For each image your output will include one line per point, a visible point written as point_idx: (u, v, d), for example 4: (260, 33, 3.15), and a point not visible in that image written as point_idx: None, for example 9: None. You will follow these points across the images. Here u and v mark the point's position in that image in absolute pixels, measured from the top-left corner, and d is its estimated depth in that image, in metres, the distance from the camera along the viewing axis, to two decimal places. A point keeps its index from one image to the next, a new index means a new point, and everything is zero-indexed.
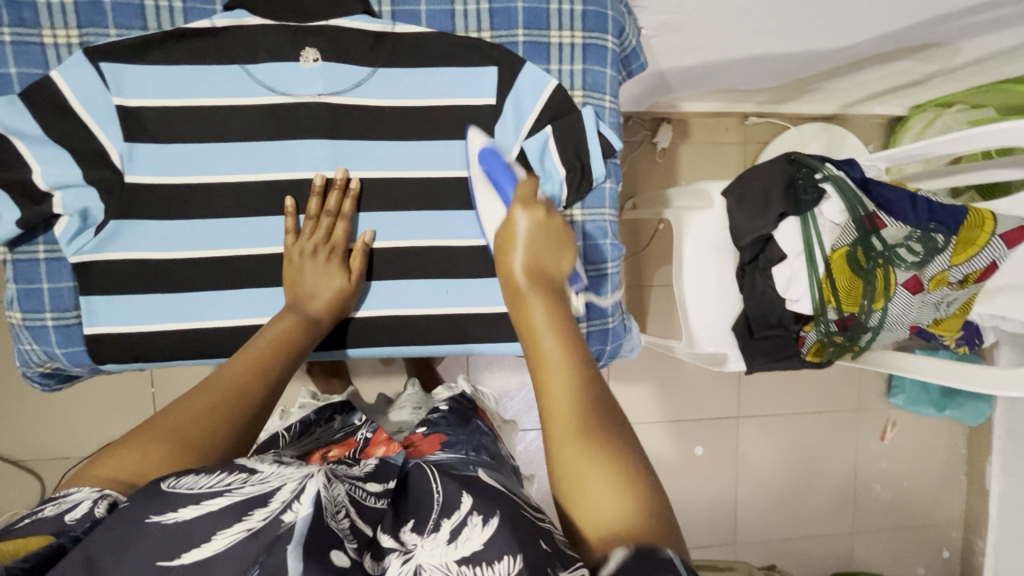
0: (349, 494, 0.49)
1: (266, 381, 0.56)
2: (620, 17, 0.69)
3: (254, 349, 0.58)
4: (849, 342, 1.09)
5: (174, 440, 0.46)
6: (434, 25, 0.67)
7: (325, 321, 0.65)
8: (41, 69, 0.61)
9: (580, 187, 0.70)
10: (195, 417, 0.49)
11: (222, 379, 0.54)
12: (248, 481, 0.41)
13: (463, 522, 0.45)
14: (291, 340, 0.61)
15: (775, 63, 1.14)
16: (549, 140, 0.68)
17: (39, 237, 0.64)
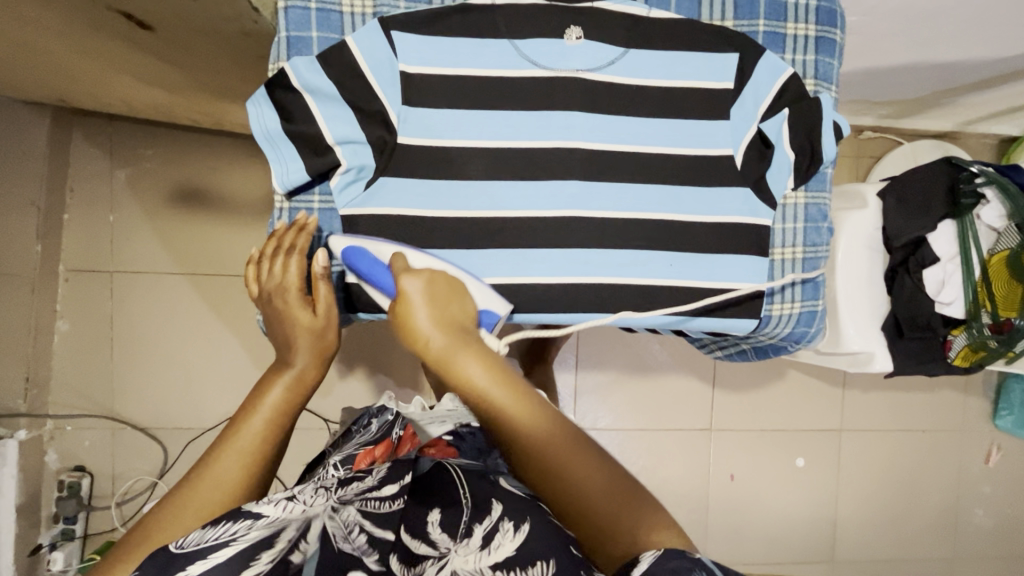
0: (360, 509, 0.56)
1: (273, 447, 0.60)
2: (845, 15, 0.75)
3: (257, 419, 0.60)
4: (1005, 347, 1.09)
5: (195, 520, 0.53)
6: (681, 11, 0.72)
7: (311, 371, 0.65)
8: (337, 35, 0.67)
9: (807, 169, 0.73)
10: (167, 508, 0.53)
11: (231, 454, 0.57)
12: (253, 526, 0.49)
13: (495, 527, 0.51)
14: (283, 402, 0.62)
15: (922, 75, 1.18)
16: (786, 123, 0.72)
17: (315, 188, 0.69)
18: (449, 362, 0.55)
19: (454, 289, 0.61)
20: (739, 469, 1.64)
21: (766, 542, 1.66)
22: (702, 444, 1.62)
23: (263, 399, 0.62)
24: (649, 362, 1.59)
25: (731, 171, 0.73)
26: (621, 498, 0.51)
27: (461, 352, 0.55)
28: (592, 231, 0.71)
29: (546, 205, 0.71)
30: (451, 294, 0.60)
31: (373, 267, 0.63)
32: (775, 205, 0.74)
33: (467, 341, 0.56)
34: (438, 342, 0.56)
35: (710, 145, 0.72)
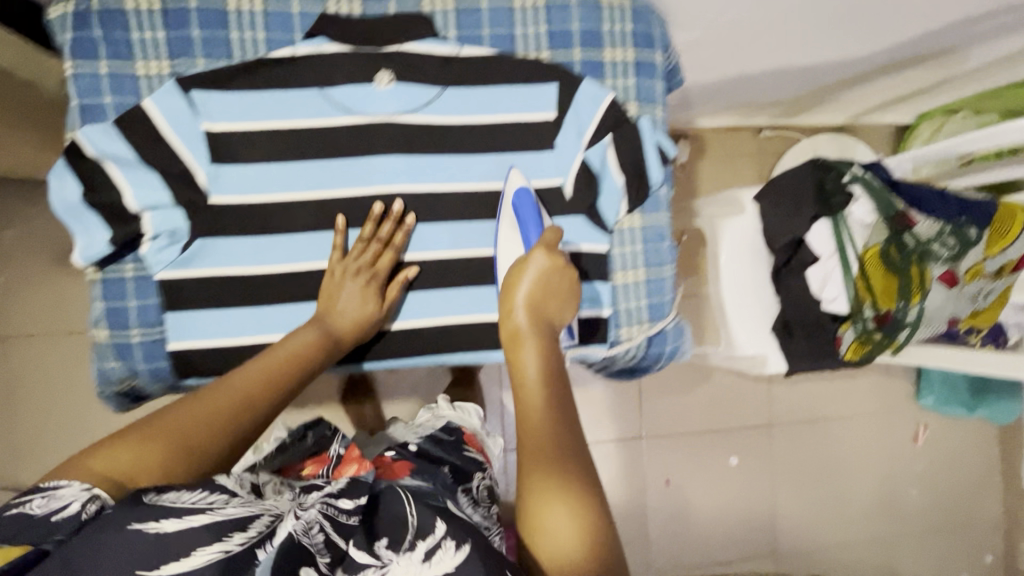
0: (322, 511, 0.49)
1: (273, 398, 0.59)
2: (664, 37, 0.75)
3: (265, 365, 0.60)
4: (887, 338, 1.12)
5: (177, 447, 0.50)
6: (496, 46, 0.72)
7: (344, 343, 0.67)
8: (133, 98, 0.65)
9: (638, 194, 0.74)
10: (200, 422, 0.53)
11: (226, 392, 0.56)
12: (230, 502, 0.47)
13: (436, 543, 0.46)
14: (307, 355, 0.63)
15: (791, 77, 1.20)
16: (609, 149, 0.72)
17: (127, 257, 0.66)
18: (519, 341, 0.59)
19: (565, 292, 0.64)
20: (673, 474, 1.64)
21: (707, 543, 1.66)
22: (635, 453, 1.62)
23: (281, 350, 0.62)
24: (573, 376, 1.58)
25: (560, 201, 0.73)
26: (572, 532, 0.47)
27: (530, 342, 0.59)
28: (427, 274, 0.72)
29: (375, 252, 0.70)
30: (558, 295, 0.64)
31: (528, 211, 0.68)
32: (607, 229, 0.74)
33: (541, 337, 0.60)
34: (519, 321, 0.60)
35: (537, 177, 0.73)
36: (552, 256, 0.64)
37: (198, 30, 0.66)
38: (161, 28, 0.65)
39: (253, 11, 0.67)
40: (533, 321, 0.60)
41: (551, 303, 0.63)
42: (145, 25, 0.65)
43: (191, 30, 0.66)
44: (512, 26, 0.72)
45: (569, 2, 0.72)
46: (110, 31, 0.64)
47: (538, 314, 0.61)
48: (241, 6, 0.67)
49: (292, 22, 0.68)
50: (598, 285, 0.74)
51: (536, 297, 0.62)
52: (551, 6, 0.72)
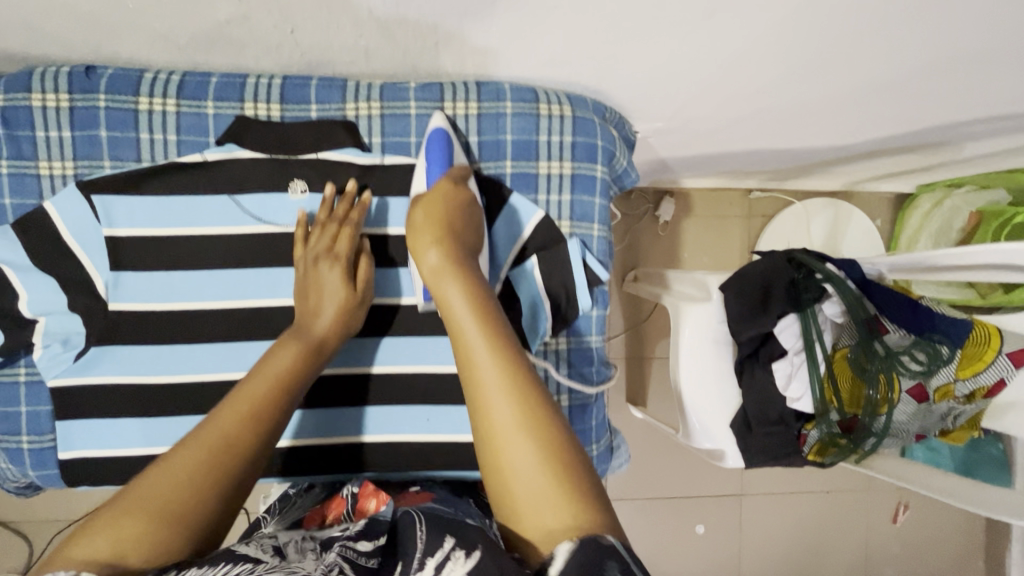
0: (340, 557, 0.43)
1: (264, 429, 0.53)
2: (608, 148, 0.71)
3: (247, 392, 0.54)
4: (854, 446, 1.04)
5: (160, 516, 0.43)
6: (423, 156, 0.69)
7: (328, 345, 0.62)
8: (34, 199, 0.63)
9: (565, 317, 0.70)
10: (175, 484, 0.45)
11: (210, 433, 0.50)
12: (256, 571, 0.40)
13: (446, 556, 0.41)
14: (292, 368, 0.58)
15: (772, 153, 1.14)
16: (535, 271, 0.69)
17: (20, 361, 0.64)
18: (443, 289, 0.56)
19: (461, 227, 0.62)
20: (636, 540, 1.58)
21: None
22: None
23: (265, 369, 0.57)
24: None
25: None
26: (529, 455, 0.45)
27: (453, 286, 0.56)
28: (334, 390, 0.70)
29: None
30: (458, 227, 0.61)
31: (434, 152, 0.65)
32: (529, 354, 0.69)
33: (462, 275, 0.57)
34: (435, 267, 0.57)
35: None
36: (439, 189, 0.62)
37: (107, 129, 0.64)
38: (68, 127, 0.63)
39: (165, 112, 0.64)
40: (447, 268, 0.57)
41: (456, 242, 0.60)
42: (50, 123, 0.63)
43: (100, 129, 0.63)
44: None
45: (504, 112, 0.69)
46: (14, 129, 0.62)
47: (448, 258, 0.58)
48: (152, 106, 0.64)
49: (206, 124, 0.65)
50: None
51: (443, 244, 0.59)
52: (484, 115, 0.68)
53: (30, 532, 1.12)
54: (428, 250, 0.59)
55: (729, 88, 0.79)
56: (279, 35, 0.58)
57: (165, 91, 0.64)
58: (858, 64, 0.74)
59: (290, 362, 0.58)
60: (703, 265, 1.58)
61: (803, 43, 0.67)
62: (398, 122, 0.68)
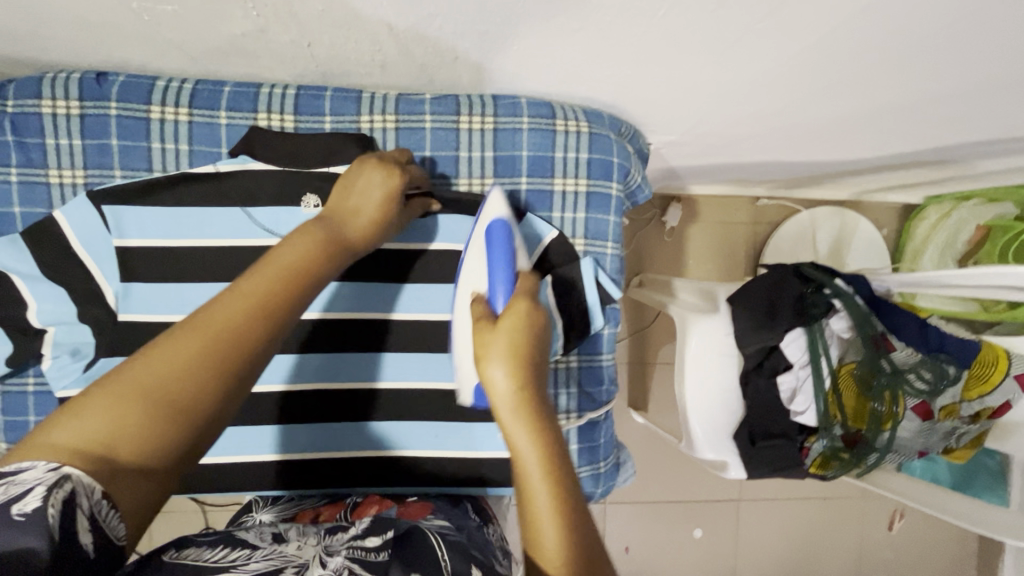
0: (350, 556, 0.44)
1: (278, 316, 0.45)
2: (624, 166, 0.71)
3: (266, 278, 0.46)
4: (856, 461, 1.04)
5: (156, 407, 0.37)
6: (438, 171, 0.68)
7: (356, 245, 0.57)
8: (44, 208, 0.63)
9: (574, 336, 0.70)
10: (182, 368, 0.39)
11: (218, 315, 0.42)
12: (251, 558, 0.44)
13: None
14: (317, 259, 0.51)
15: (783, 164, 1.13)
16: (548, 289, 0.66)
17: (29, 370, 0.64)
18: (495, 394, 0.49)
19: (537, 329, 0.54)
20: (633, 544, 1.59)
21: None
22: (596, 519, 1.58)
23: (285, 256, 0.49)
24: None
25: None
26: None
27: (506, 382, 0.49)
28: (329, 400, 0.69)
29: (277, 378, 0.68)
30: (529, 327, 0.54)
31: (500, 245, 0.62)
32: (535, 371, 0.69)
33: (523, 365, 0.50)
34: (498, 374, 0.49)
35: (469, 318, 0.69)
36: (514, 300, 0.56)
37: (117, 138, 0.63)
38: (77, 134, 0.62)
39: (176, 121, 0.63)
40: (506, 354, 0.50)
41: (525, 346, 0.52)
42: (60, 131, 0.62)
43: (110, 138, 0.63)
44: (455, 149, 0.68)
45: (520, 127, 0.68)
46: (23, 136, 0.61)
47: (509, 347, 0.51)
48: (164, 116, 0.63)
49: (219, 135, 0.64)
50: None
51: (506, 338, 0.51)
52: (500, 130, 0.68)
53: None
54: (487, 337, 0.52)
55: (746, 105, 0.78)
56: (296, 49, 0.57)
57: (177, 100, 0.63)
58: (878, 85, 0.74)
59: (315, 252, 0.51)
60: (708, 271, 1.57)
61: (825, 66, 0.66)
62: (414, 136, 0.67)
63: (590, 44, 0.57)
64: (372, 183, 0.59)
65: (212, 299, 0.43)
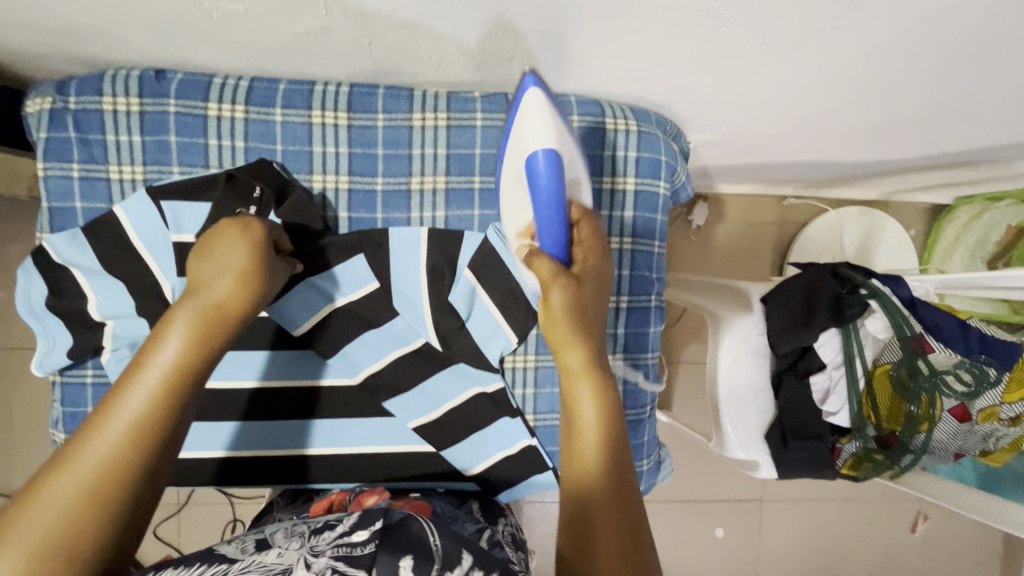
0: (335, 553, 0.45)
1: (162, 425, 0.44)
2: (671, 164, 0.71)
3: (141, 385, 0.45)
4: (889, 461, 1.04)
5: (35, 554, 0.36)
6: (487, 168, 0.68)
7: (235, 310, 0.52)
8: (104, 203, 0.64)
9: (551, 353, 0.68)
10: (57, 509, 0.38)
11: (93, 450, 0.41)
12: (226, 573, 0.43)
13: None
14: (194, 343, 0.48)
15: (816, 163, 1.13)
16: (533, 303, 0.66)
17: (88, 362, 0.65)
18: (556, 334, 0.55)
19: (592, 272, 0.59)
20: (654, 542, 1.59)
21: None
22: None
23: (153, 355, 0.46)
24: None
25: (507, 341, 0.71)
26: (620, 527, 0.46)
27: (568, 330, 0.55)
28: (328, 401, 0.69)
29: (249, 376, 0.68)
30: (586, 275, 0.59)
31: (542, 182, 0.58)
32: (496, 369, 0.71)
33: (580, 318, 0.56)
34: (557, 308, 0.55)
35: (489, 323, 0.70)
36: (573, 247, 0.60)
37: (175, 135, 0.63)
38: (137, 131, 0.63)
39: (233, 118, 0.64)
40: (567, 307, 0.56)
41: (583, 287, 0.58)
42: (121, 127, 0.63)
43: (169, 135, 0.63)
44: None
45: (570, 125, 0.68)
46: (84, 132, 0.62)
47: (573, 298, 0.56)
48: (221, 113, 0.63)
49: (274, 132, 0.65)
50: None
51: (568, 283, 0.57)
52: None
53: None
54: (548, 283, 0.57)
55: (790, 105, 0.78)
56: (356, 47, 0.57)
57: (234, 97, 0.63)
58: (928, 85, 0.73)
59: (191, 338, 0.48)
60: (732, 271, 1.57)
61: (878, 66, 0.66)
62: (465, 134, 0.67)
63: (648, 44, 0.57)
64: (235, 240, 0.54)
65: (78, 432, 0.42)
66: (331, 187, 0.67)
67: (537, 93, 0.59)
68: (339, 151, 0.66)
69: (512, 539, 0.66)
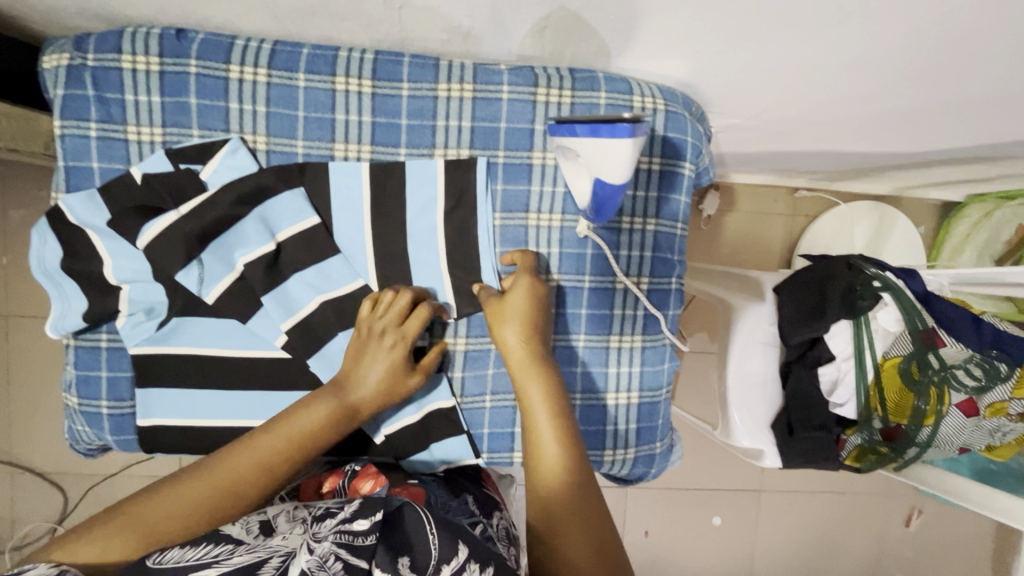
0: (336, 541, 0.46)
1: (271, 483, 0.54)
2: (697, 147, 0.70)
3: (271, 442, 0.55)
4: (893, 454, 1.05)
5: (150, 540, 0.49)
6: (512, 143, 0.67)
7: (365, 408, 0.60)
8: (121, 164, 0.62)
9: (562, 329, 0.70)
10: (170, 514, 0.50)
11: (223, 472, 0.53)
12: (236, 551, 0.45)
13: (462, 568, 0.47)
14: (324, 429, 0.57)
15: (835, 151, 1.12)
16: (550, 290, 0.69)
17: (102, 326, 0.64)
18: (522, 380, 0.60)
19: (544, 314, 0.64)
20: (651, 528, 1.61)
21: None
22: (618, 502, 1.59)
23: (296, 420, 0.57)
24: None
25: None
26: (591, 555, 0.51)
27: (534, 378, 0.60)
28: None
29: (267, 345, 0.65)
30: (541, 316, 0.64)
31: (610, 193, 0.58)
32: None
33: (541, 370, 0.61)
34: (517, 357, 0.61)
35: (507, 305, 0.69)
36: (519, 290, 0.64)
37: (196, 97, 0.62)
38: (157, 92, 0.61)
39: (256, 81, 0.62)
40: (526, 355, 0.61)
41: (536, 328, 0.63)
42: (140, 87, 0.61)
43: (190, 97, 0.62)
44: (531, 121, 0.67)
45: (597, 102, 0.67)
46: (103, 91, 0.61)
47: (528, 344, 0.62)
48: (243, 76, 0.62)
49: (297, 97, 0.63)
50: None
51: (522, 330, 0.62)
52: (577, 103, 0.67)
53: (67, 484, 1.14)
54: (508, 337, 0.62)
55: (817, 94, 0.77)
56: (385, 11, 0.55)
57: (256, 60, 0.62)
58: (967, 75, 0.71)
59: (331, 419, 0.58)
60: (742, 262, 1.56)
61: (917, 53, 0.64)
62: (490, 106, 0.66)
63: (687, 18, 0.55)
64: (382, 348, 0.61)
65: (218, 456, 0.54)
66: (353, 156, 0.65)
67: (629, 151, 0.52)
68: (362, 119, 0.65)
69: (504, 532, 0.69)
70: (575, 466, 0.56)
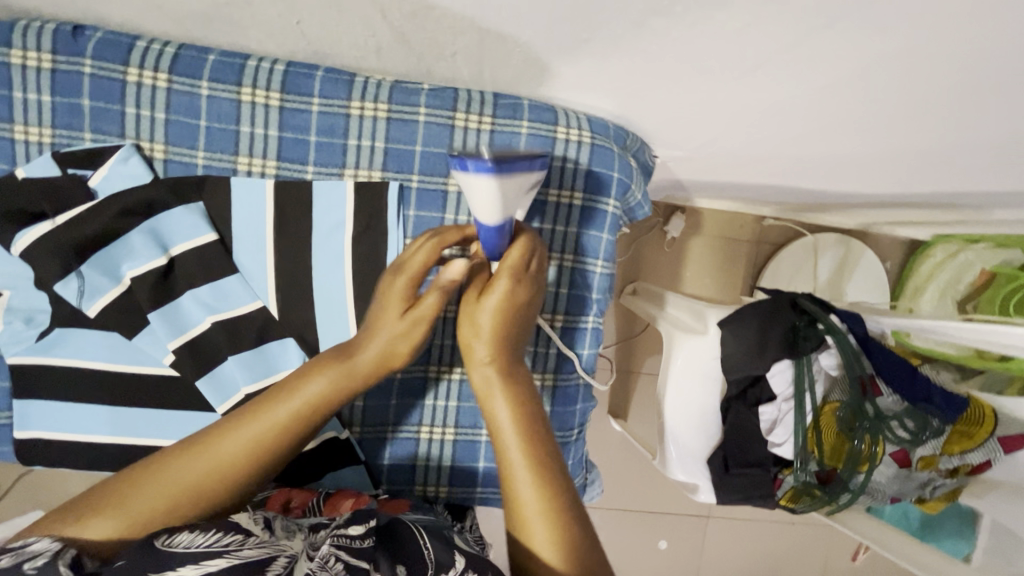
0: (335, 543, 0.45)
1: (270, 455, 0.50)
2: (623, 183, 0.68)
3: (271, 413, 0.50)
4: (827, 499, 1.02)
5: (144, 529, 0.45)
6: (427, 168, 0.64)
7: (371, 372, 0.54)
8: (6, 165, 0.59)
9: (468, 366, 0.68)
10: (165, 498, 0.46)
11: (216, 446, 0.48)
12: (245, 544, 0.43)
13: None
14: (321, 398, 0.52)
15: (794, 186, 1.10)
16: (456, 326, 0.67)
17: None
18: (490, 395, 0.54)
19: (523, 315, 0.56)
20: None
21: None
22: None
23: (296, 388, 0.52)
24: None
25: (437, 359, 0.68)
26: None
27: (501, 393, 0.54)
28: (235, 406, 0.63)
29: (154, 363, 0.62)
30: (519, 316, 0.56)
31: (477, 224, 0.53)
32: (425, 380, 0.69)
33: (512, 381, 0.55)
34: (483, 372, 0.55)
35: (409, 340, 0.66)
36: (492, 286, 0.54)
37: (90, 99, 0.59)
38: (48, 91, 0.58)
39: (155, 87, 0.59)
40: (500, 367, 0.55)
41: (513, 329, 0.55)
42: (30, 85, 0.58)
43: (82, 98, 0.59)
44: (447, 146, 0.64)
45: (518, 131, 0.64)
46: None
47: (500, 352, 0.55)
48: (142, 79, 0.59)
49: (198, 106, 0.60)
50: (465, 444, 0.70)
51: (495, 330, 0.54)
52: (497, 131, 0.64)
53: None
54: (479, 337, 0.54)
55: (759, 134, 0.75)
56: (285, 24, 0.53)
57: (156, 63, 0.58)
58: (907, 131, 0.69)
59: (329, 387, 0.52)
60: (704, 287, 1.55)
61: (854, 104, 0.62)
62: (405, 128, 0.63)
63: (600, 54, 0.53)
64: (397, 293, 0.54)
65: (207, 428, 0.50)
66: (257, 171, 0.62)
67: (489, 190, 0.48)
68: (268, 134, 0.62)
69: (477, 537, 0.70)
70: (559, 485, 0.50)
